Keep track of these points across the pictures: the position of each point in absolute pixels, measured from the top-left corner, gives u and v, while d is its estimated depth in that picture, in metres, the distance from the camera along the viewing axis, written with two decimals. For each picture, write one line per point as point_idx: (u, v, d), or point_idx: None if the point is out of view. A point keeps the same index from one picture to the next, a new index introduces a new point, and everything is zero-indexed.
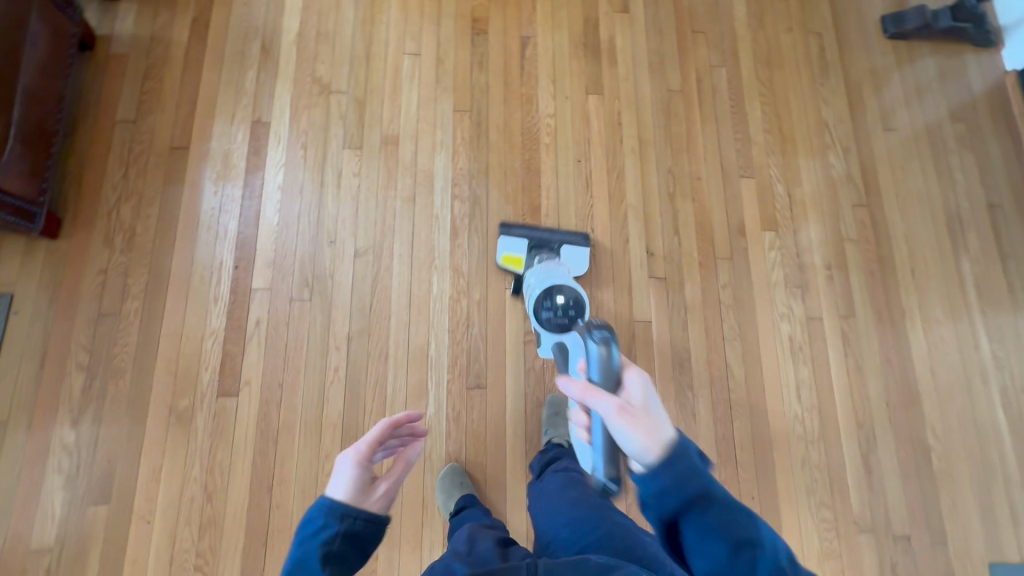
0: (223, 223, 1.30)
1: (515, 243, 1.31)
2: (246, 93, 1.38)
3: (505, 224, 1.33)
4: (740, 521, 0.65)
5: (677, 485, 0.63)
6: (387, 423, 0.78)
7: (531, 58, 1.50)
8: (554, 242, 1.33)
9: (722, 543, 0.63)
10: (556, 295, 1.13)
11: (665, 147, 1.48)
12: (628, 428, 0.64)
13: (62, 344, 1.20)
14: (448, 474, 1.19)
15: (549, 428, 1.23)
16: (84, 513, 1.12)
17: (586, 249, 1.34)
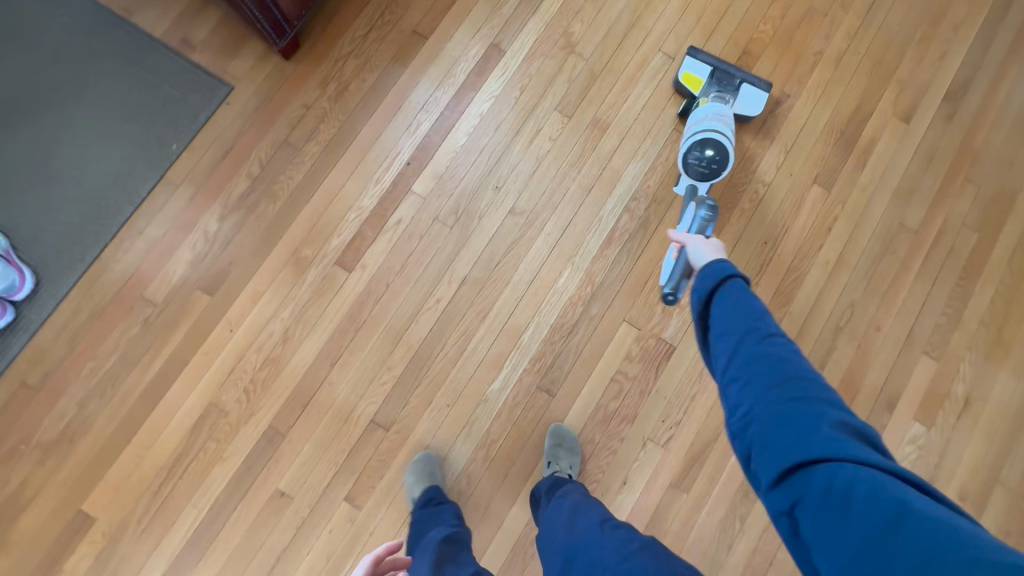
0: (419, 119, 1.33)
1: (698, 64, 1.30)
2: (500, 15, 1.38)
3: (692, 48, 1.31)
4: (758, 306, 0.64)
5: (713, 264, 0.69)
6: (370, 560, 0.72)
7: (779, 118, 1.37)
8: (737, 75, 1.30)
9: (730, 309, 0.64)
10: (708, 148, 1.18)
11: (862, 277, 1.31)
12: (702, 246, 0.81)
13: (244, 149, 1.29)
14: (421, 461, 1.17)
15: (549, 458, 1.17)
16: (190, 294, 1.23)
17: (765, 96, 1.29)
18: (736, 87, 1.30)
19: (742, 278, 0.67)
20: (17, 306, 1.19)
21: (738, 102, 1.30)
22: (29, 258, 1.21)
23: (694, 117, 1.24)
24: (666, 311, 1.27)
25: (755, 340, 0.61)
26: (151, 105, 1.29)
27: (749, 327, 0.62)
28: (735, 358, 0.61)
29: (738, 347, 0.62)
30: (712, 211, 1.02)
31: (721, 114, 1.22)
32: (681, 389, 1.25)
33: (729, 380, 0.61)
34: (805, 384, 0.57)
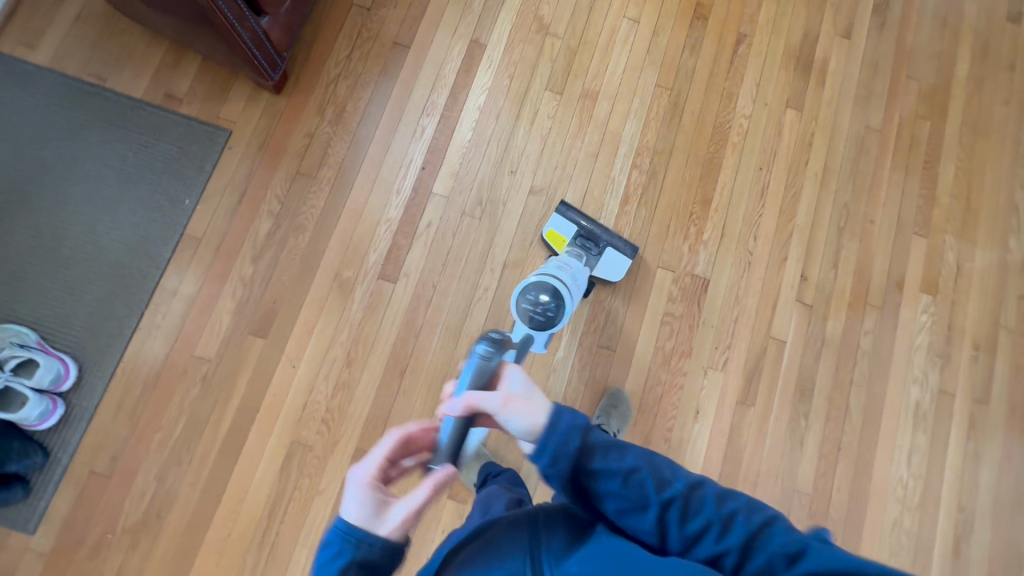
0: (422, 125, 1.37)
1: (564, 224, 1.29)
2: (472, 12, 1.44)
3: (563, 204, 1.31)
4: (636, 464, 0.63)
5: (560, 444, 0.63)
6: (397, 435, 0.65)
7: (743, 56, 1.50)
8: (602, 239, 1.27)
9: (620, 491, 0.63)
10: (543, 292, 1.02)
11: (848, 180, 1.46)
12: (515, 415, 0.63)
13: (259, 189, 1.30)
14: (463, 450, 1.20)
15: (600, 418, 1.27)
16: (243, 340, 1.22)
17: (627, 262, 1.27)
18: (601, 251, 1.28)
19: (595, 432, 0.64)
20: (65, 397, 1.15)
21: (602, 266, 1.29)
22: (66, 344, 1.17)
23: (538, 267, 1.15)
24: (692, 249, 1.37)
25: (669, 513, 0.61)
26: (152, 166, 1.27)
27: (659, 502, 0.62)
28: (673, 535, 0.61)
29: (667, 526, 0.61)
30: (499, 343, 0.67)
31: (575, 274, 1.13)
32: (723, 315, 1.35)
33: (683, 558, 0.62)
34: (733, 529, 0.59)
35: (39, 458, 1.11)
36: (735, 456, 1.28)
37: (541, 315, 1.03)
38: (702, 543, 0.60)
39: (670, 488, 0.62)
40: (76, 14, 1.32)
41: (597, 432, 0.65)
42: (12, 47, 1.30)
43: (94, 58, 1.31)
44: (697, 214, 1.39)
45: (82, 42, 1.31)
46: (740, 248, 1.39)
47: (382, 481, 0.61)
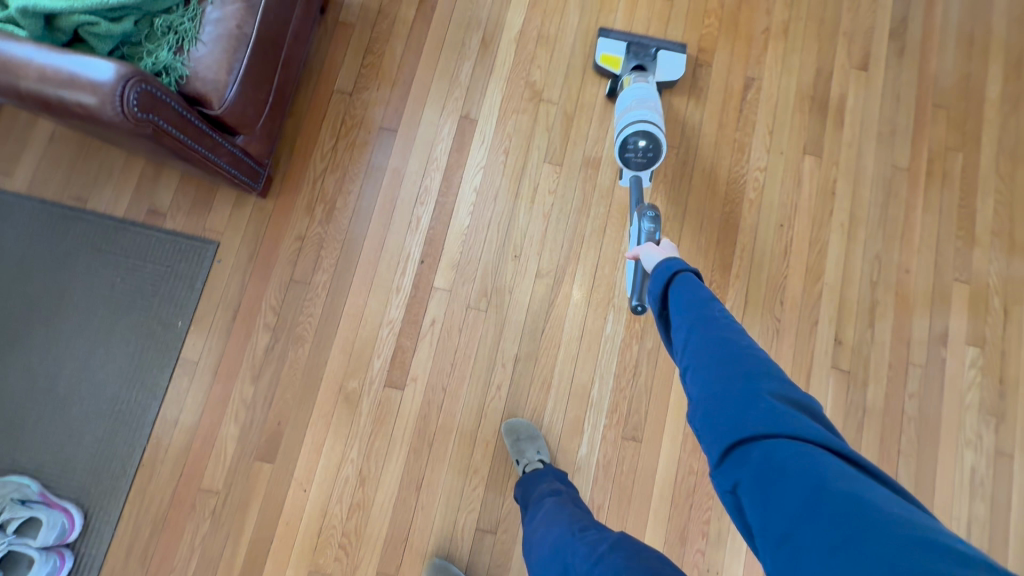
0: (417, 214, 1.29)
1: (613, 43, 1.32)
2: (459, 85, 1.36)
3: (605, 29, 1.33)
4: (706, 296, 0.70)
5: (667, 265, 0.76)
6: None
7: (752, 103, 1.39)
8: (651, 46, 1.32)
9: (680, 303, 0.70)
10: (641, 137, 1.15)
11: (877, 228, 1.35)
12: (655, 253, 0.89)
13: (253, 302, 1.23)
14: (432, 568, 1.13)
15: (517, 456, 1.15)
16: (250, 468, 1.17)
17: (683, 57, 1.31)
18: (654, 56, 1.32)
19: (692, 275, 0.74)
20: (72, 547, 1.10)
21: (658, 70, 1.33)
22: (68, 491, 1.13)
23: (623, 107, 1.23)
24: None
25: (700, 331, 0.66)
26: (141, 289, 1.22)
27: (697, 321, 0.67)
28: (689, 347, 0.66)
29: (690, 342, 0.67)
30: (656, 219, 1.03)
31: (647, 98, 1.21)
32: None
33: (687, 373, 0.65)
34: (752, 367, 0.60)
35: None
36: None
37: (643, 157, 1.18)
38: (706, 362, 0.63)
39: (723, 323, 0.66)
40: (50, 133, 1.27)
41: (690, 275, 0.74)
42: None
43: (72, 179, 1.26)
44: (717, 282, 1.30)
45: (58, 163, 1.26)
46: (767, 315, 1.29)
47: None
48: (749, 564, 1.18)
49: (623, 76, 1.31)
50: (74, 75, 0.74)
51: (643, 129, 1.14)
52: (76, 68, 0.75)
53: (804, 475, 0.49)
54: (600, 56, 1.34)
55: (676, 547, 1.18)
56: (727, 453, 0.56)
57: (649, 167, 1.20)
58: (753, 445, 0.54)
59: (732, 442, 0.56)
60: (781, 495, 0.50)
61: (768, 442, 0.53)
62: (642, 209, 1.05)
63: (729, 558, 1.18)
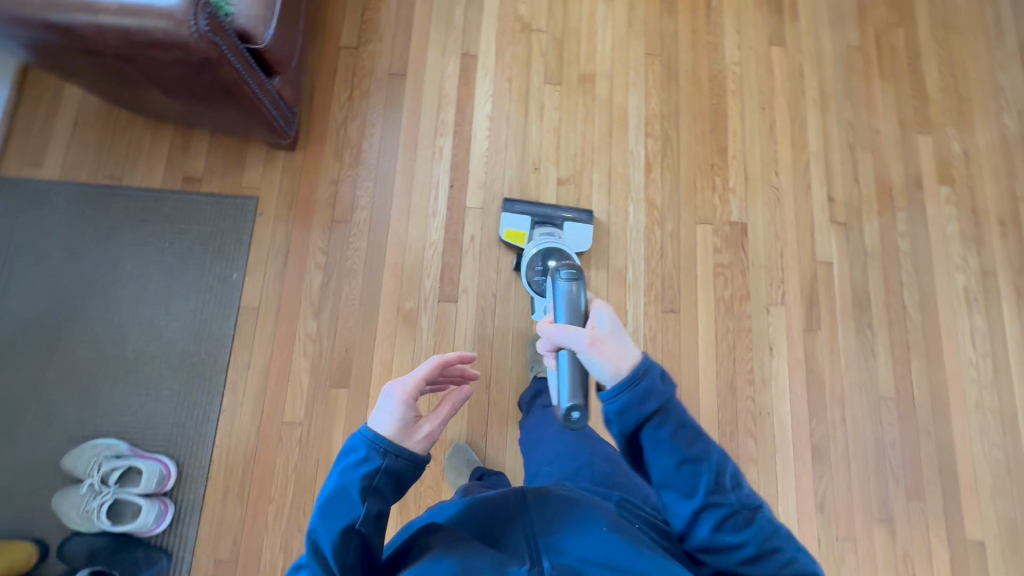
0: (439, 145, 1.39)
1: (516, 219, 1.31)
2: (455, 27, 1.47)
3: (506, 201, 1.33)
4: (704, 461, 0.64)
5: (649, 409, 0.63)
6: (434, 362, 0.67)
7: (718, 8, 1.55)
8: (557, 217, 1.33)
9: (676, 473, 0.64)
10: (548, 257, 1.19)
11: (845, 99, 1.52)
12: (598, 358, 0.63)
13: (301, 246, 1.30)
14: (453, 453, 1.20)
15: (534, 366, 1.26)
16: (328, 395, 1.23)
17: (589, 227, 1.32)
18: (560, 226, 1.33)
19: (678, 421, 0.64)
20: (171, 495, 1.14)
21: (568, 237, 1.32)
22: (156, 445, 1.17)
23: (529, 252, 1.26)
24: (723, 199, 1.42)
25: (711, 511, 0.64)
26: (191, 250, 1.27)
27: (706, 497, 0.64)
28: (698, 525, 0.64)
29: (698, 521, 0.64)
30: (576, 274, 0.75)
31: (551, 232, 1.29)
32: (769, 252, 1.40)
33: (694, 547, 0.66)
34: (763, 541, 0.64)
35: (164, 560, 1.11)
36: (817, 380, 1.33)
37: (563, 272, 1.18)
38: (725, 541, 0.64)
39: (727, 498, 0.64)
40: (73, 120, 1.31)
41: (673, 414, 0.64)
42: (18, 168, 1.28)
43: (105, 159, 1.30)
44: (718, 165, 1.44)
45: (87, 147, 1.31)
46: (766, 186, 1.44)
47: (414, 399, 0.64)
48: (793, 400, 1.32)
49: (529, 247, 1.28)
50: (144, 2, 0.82)
51: (549, 249, 1.19)
52: None
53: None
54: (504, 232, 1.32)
55: (728, 396, 1.31)
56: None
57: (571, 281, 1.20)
58: None
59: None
60: None
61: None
62: (558, 267, 0.77)
63: (775, 398, 1.31)
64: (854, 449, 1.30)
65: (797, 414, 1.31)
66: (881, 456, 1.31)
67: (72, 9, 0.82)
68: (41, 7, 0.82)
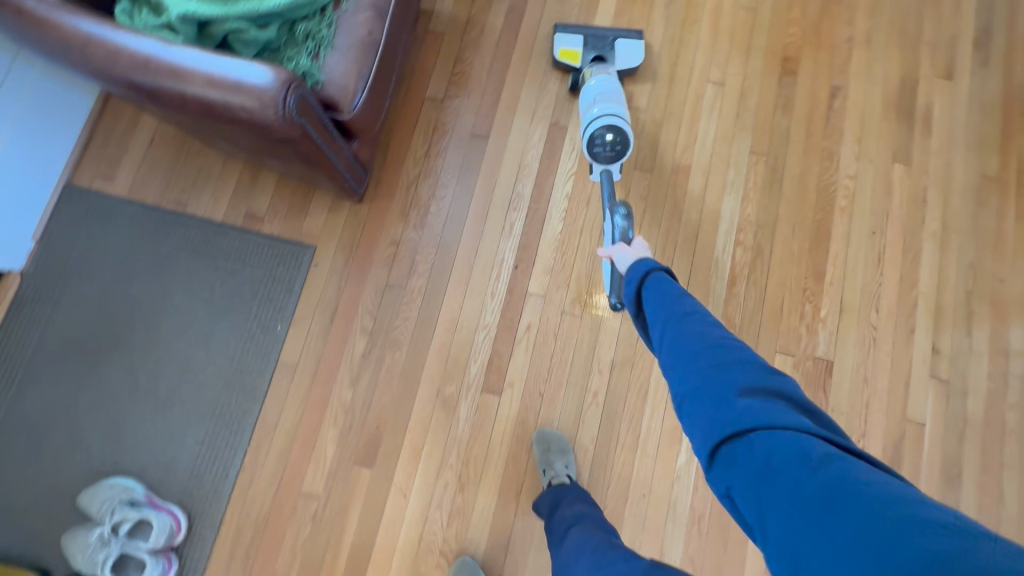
0: (510, 220, 1.30)
1: (570, 39, 1.33)
2: (549, 93, 1.37)
3: (562, 25, 1.34)
4: (678, 291, 0.70)
5: (637, 267, 0.77)
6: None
7: (839, 111, 1.39)
8: (609, 36, 1.34)
9: (654, 300, 0.71)
10: (606, 131, 1.14)
11: (970, 236, 1.34)
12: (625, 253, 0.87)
13: (350, 306, 1.24)
14: (459, 569, 1.10)
15: (544, 466, 1.14)
16: (351, 473, 1.16)
17: (640, 43, 1.33)
18: (612, 46, 1.33)
19: (664, 273, 0.74)
20: (177, 549, 1.10)
21: (618, 59, 1.33)
22: (172, 493, 1.13)
23: (588, 100, 1.20)
24: (810, 329, 1.27)
25: (675, 323, 0.66)
26: (240, 292, 1.23)
27: (672, 313, 0.67)
28: (665, 340, 0.67)
29: (667, 334, 0.67)
30: (628, 216, 1.05)
31: (610, 90, 1.20)
32: (853, 399, 1.25)
33: (667, 366, 0.66)
34: (724, 352, 0.61)
35: None
36: None
37: (612, 151, 1.16)
38: (684, 346, 0.64)
39: (693, 314, 0.67)
40: (149, 138, 1.29)
41: (660, 271, 0.74)
42: (89, 179, 1.27)
43: (173, 183, 1.27)
44: (811, 290, 1.29)
45: (158, 168, 1.28)
46: (862, 323, 1.28)
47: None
48: None
49: (583, 69, 1.31)
50: (236, 78, 0.76)
51: (610, 121, 1.13)
52: (238, 72, 0.76)
53: (784, 463, 0.50)
54: (559, 51, 1.34)
55: None
56: (716, 453, 0.56)
57: (618, 162, 1.17)
58: (741, 437, 0.54)
59: (723, 440, 0.56)
60: (782, 504, 0.49)
61: (759, 436, 0.53)
62: (614, 207, 1.07)
63: None
64: None
65: None
66: None
67: (160, 75, 0.76)
68: (129, 67, 0.76)
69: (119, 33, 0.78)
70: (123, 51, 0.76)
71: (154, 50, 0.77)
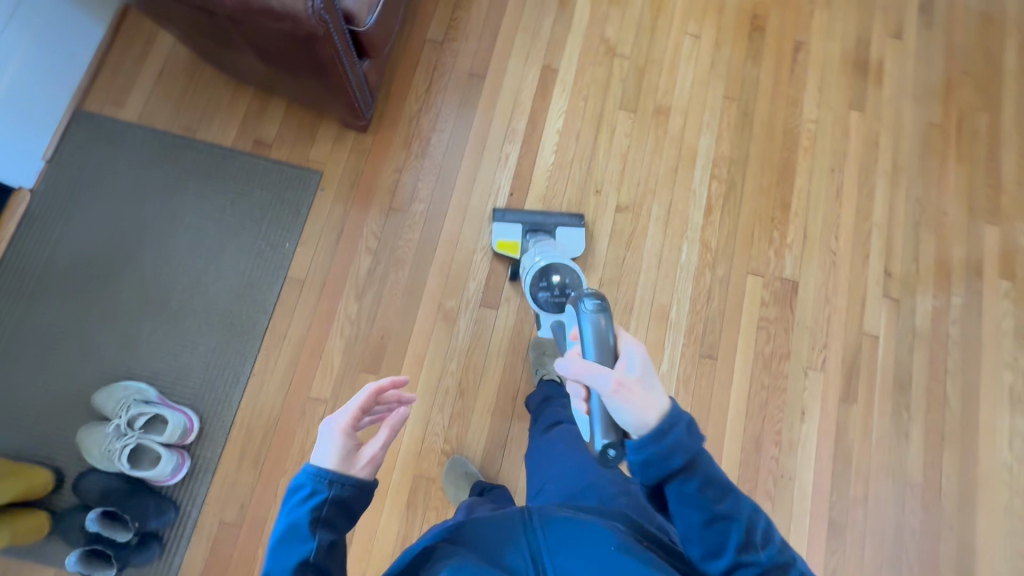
0: (505, 152, 1.39)
1: (507, 227, 1.31)
2: (541, 39, 1.48)
3: (496, 210, 1.33)
4: (730, 510, 0.66)
5: (675, 468, 0.65)
6: (370, 389, 0.64)
7: (803, 64, 1.54)
8: (548, 223, 1.33)
9: (705, 527, 0.66)
10: (552, 274, 1.11)
11: (916, 175, 1.50)
12: (623, 404, 0.64)
13: (355, 227, 1.31)
14: (450, 466, 1.18)
15: (536, 369, 1.24)
16: (357, 379, 1.23)
17: (580, 227, 1.32)
18: (552, 229, 1.33)
19: (707, 470, 0.66)
20: (190, 449, 1.15)
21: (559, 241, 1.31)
22: (184, 398, 1.18)
23: (527, 259, 1.22)
24: (778, 253, 1.40)
25: (740, 563, 0.65)
26: (250, 214, 1.29)
27: (734, 548, 0.65)
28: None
29: (727, 570, 0.66)
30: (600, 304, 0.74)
31: (551, 246, 1.22)
32: (817, 315, 1.38)
33: None
34: None
35: (172, 513, 1.12)
36: (845, 453, 1.30)
37: (561, 293, 1.11)
38: None
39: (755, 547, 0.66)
40: (160, 66, 1.34)
41: (704, 471, 0.66)
42: (100, 105, 1.31)
43: (183, 111, 1.33)
44: (779, 219, 1.42)
45: (169, 96, 1.33)
46: (824, 248, 1.42)
47: (355, 427, 0.63)
48: (818, 469, 1.29)
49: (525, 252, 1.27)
50: None
51: (554, 263, 1.12)
52: None
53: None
54: (497, 242, 1.31)
55: (751, 453, 1.28)
56: None
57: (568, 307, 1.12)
58: None
59: None
60: None
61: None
62: (582, 293, 0.76)
63: (800, 463, 1.29)
64: (871, 529, 1.27)
65: (819, 483, 1.28)
66: (898, 543, 1.27)
67: None
68: None
69: None
70: None
71: None
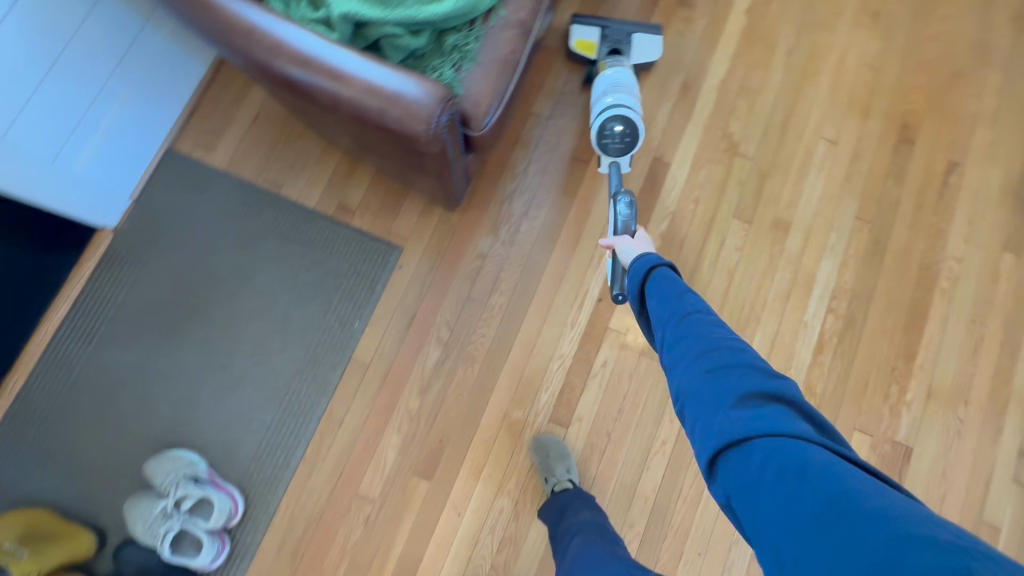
0: (600, 250, 1.27)
1: (586, 29, 1.27)
2: (656, 126, 1.34)
3: (576, 16, 1.29)
4: (682, 288, 0.65)
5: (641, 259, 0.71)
6: None
7: (954, 189, 1.34)
8: (626, 28, 1.28)
9: (656, 297, 0.66)
10: (616, 122, 1.10)
11: None
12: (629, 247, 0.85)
13: (427, 315, 1.22)
14: None
15: (545, 475, 1.12)
16: (408, 482, 1.15)
17: (659, 38, 1.28)
18: (628, 38, 1.28)
19: (668, 268, 0.69)
20: (230, 531, 1.11)
21: (633, 53, 1.28)
22: (231, 474, 1.13)
23: (596, 91, 1.18)
24: (894, 411, 1.22)
25: (675, 323, 0.62)
26: (323, 283, 1.22)
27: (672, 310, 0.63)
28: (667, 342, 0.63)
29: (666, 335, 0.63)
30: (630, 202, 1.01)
31: (624, 81, 1.15)
32: (928, 491, 1.20)
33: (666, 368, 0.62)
34: (726, 355, 0.57)
35: None
36: None
37: (622, 142, 1.13)
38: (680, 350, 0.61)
39: (697, 312, 0.62)
40: (255, 113, 1.29)
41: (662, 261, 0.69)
42: (191, 147, 1.27)
43: (271, 163, 1.27)
44: (900, 371, 1.24)
45: (259, 145, 1.28)
46: (949, 413, 1.23)
47: None
48: None
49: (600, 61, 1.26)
50: (393, 88, 0.74)
51: (618, 112, 1.09)
52: (397, 83, 0.75)
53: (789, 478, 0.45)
54: (574, 42, 1.29)
55: None
56: (717, 462, 0.52)
57: (628, 153, 1.15)
58: (733, 445, 0.51)
59: (723, 451, 0.51)
60: (787, 519, 0.44)
61: (759, 446, 0.49)
62: (618, 193, 1.03)
63: None
64: None
65: None
66: None
67: (319, 74, 0.75)
68: (290, 62, 0.75)
69: (284, 26, 0.76)
70: (287, 46, 0.75)
71: (317, 48, 0.75)
